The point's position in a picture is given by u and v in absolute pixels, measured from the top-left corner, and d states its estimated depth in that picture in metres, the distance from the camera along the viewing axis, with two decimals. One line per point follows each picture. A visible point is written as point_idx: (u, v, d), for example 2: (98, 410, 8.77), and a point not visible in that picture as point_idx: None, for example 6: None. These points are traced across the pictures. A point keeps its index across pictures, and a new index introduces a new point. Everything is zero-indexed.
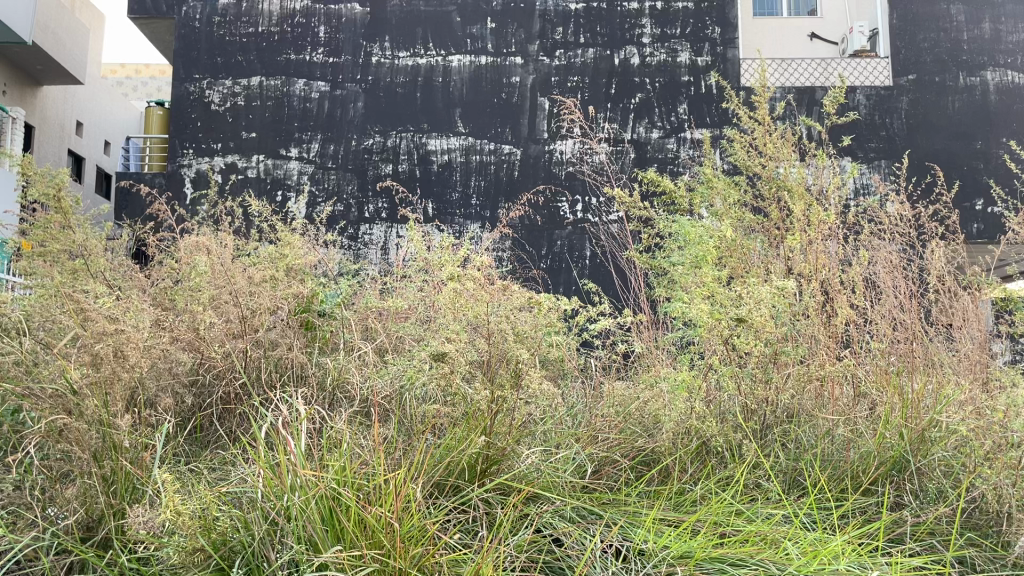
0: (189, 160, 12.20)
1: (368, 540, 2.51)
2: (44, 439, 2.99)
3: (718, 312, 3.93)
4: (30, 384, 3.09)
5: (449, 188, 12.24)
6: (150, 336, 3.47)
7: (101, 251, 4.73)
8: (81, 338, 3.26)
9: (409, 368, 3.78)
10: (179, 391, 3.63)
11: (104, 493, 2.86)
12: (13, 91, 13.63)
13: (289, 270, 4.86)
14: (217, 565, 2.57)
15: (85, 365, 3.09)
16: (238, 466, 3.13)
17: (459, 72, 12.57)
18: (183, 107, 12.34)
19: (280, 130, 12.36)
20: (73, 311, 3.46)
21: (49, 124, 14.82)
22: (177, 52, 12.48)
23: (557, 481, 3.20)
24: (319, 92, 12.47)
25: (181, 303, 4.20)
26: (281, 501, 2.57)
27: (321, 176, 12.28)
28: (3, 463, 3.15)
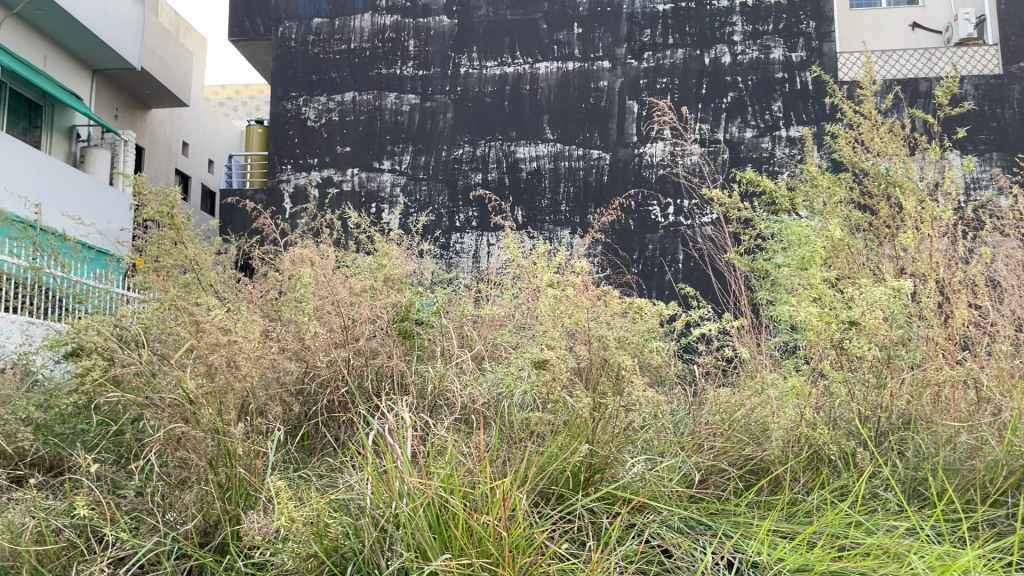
0: (288, 175, 12.63)
1: (476, 548, 2.48)
2: (163, 447, 3.12)
3: (828, 314, 3.77)
4: (150, 395, 3.23)
5: (538, 195, 12.26)
6: (259, 346, 3.57)
7: (210, 265, 4.90)
8: (195, 349, 3.39)
9: (508, 376, 3.78)
10: (286, 399, 3.75)
11: (220, 499, 2.95)
12: (124, 115, 14.35)
13: (388, 280, 4.93)
14: (329, 571, 2.61)
15: (201, 376, 3.21)
16: (345, 473, 3.18)
17: (547, 79, 12.58)
18: (281, 125, 12.79)
19: (373, 143, 12.65)
20: (188, 323, 3.60)
21: (158, 144, 15.54)
22: (275, 71, 12.93)
23: (664, 490, 3.11)
24: (409, 104, 12.69)
25: (286, 313, 4.29)
26: (389, 509, 2.59)
27: (413, 186, 12.49)
28: (126, 470, 3.31)
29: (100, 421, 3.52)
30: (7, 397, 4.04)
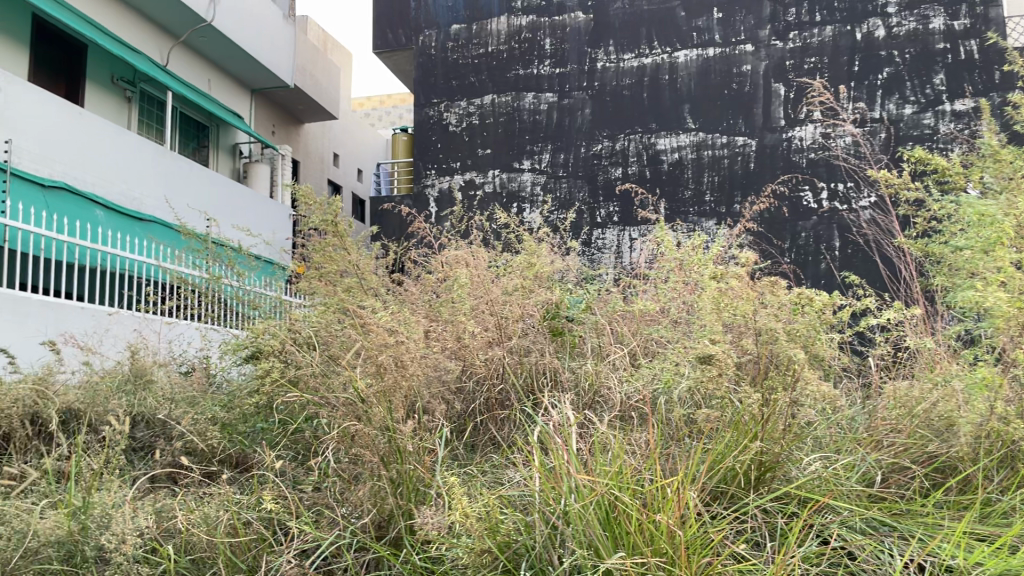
0: (433, 179, 13.00)
1: (651, 547, 2.41)
2: (338, 443, 3.26)
3: (1018, 299, 3.47)
4: (325, 395, 3.39)
5: (681, 186, 12.05)
6: (422, 346, 3.67)
7: (370, 269, 5.09)
8: (364, 351, 3.53)
9: (666, 372, 3.71)
10: (448, 397, 3.84)
11: (392, 494, 3.03)
12: (280, 130, 15.20)
13: (538, 279, 4.95)
14: (504, 567, 2.60)
15: (370, 376, 3.33)
16: (510, 470, 3.21)
17: (686, 67, 12.29)
18: (424, 131, 13.18)
19: (513, 144, 12.81)
20: (356, 327, 3.75)
21: (311, 157, 16.38)
22: (417, 80, 13.32)
23: (843, 489, 2.94)
24: (547, 103, 12.74)
25: (444, 314, 4.39)
26: (559, 506, 2.57)
27: (553, 184, 12.57)
28: (304, 466, 3.49)
29: (280, 420, 3.72)
30: (194, 398, 4.36)
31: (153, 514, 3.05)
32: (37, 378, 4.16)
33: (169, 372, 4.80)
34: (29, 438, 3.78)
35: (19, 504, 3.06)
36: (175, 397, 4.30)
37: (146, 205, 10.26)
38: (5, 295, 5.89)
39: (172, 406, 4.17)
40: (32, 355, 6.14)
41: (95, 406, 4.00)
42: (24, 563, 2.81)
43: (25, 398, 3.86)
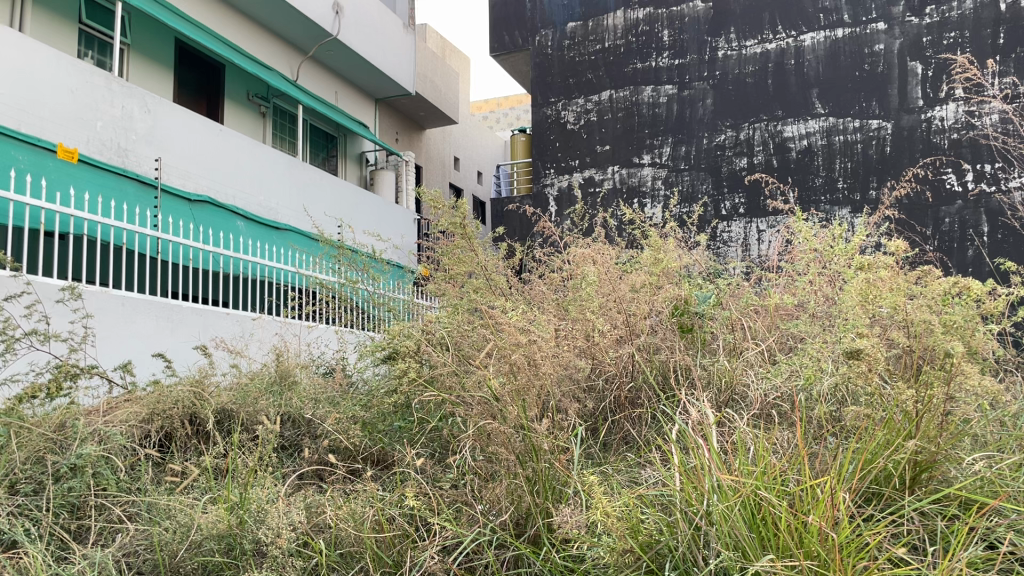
0: (552, 179, 13.05)
1: (802, 549, 2.32)
2: (474, 441, 3.32)
3: None
4: (461, 394, 3.46)
5: (811, 174, 11.61)
6: (554, 345, 3.68)
7: (498, 270, 5.14)
8: (497, 350, 3.57)
9: (807, 367, 3.56)
10: (580, 395, 3.82)
11: (529, 492, 3.04)
12: (403, 137, 15.62)
13: (666, 274, 4.85)
14: (647, 567, 2.55)
15: (504, 375, 3.37)
16: (647, 469, 3.17)
17: (813, 50, 11.79)
18: (543, 131, 13.23)
19: (632, 139, 12.68)
20: (489, 327, 3.80)
21: (433, 161, 16.74)
22: (534, 80, 13.39)
23: (1010, 491, 2.74)
24: (667, 95, 12.53)
25: (573, 311, 4.37)
26: (702, 506, 2.51)
27: (675, 178, 12.37)
28: (442, 463, 3.57)
29: (418, 418, 3.82)
30: (336, 398, 4.54)
31: (304, 510, 3.18)
32: (194, 380, 4.44)
33: (311, 373, 5.02)
34: (189, 436, 4.04)
35: (183, 500, 3.27)
36: (318, 397, 4.50)
37: (282, 215, 10.74)
38: (161, 303, 6.31)
39: (316, 407, 4.36)
40: (187, 359, 6.56)
41: (246, 406, 4.24)
42: (190, 554, 3.00)
43: (185, 399, 4.13)
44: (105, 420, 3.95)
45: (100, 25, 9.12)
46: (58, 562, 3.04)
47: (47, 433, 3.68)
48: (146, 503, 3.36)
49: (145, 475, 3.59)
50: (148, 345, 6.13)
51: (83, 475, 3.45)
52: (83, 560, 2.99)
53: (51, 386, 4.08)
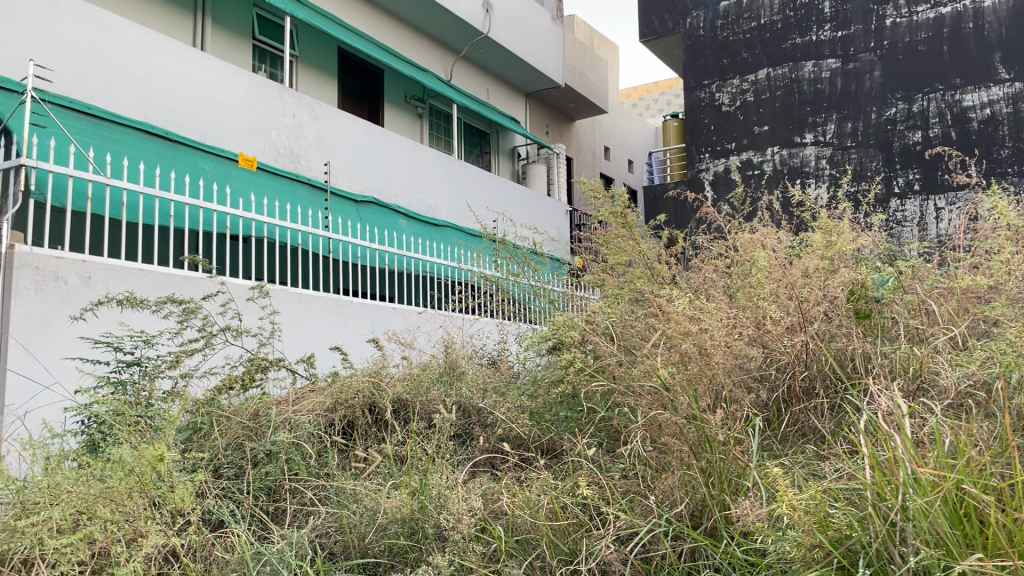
0: (707, 163, 12.68)
1: (1015, 549, 2.13)
2: (646, 431, 3.29)
3: None
4: (631, 384, 3.44)
5: (996, 145, 10.78)
6: (726, 334, 3.59)
7: (660, 259, 5.07)
8: (667, 339, 3.53)
9: (1007, 354, 3.29)
10: (752, 385, 3.70)
11: (705, 484, 2.95)
12: (554, 129, 15.69)
13: (840, 257, 4.63)
14: (839, 563, 2.42)
15: (676, 364, 3.33)
16: (830, 463, 3.04)
17: (994, 12, 10.92)
18: (696, 114, 12.88)
19: (792, 118, 12.15)
20: (657, 315, 3.76)
21: (583, 152, 16.74)
22: (686, 64, 13.07)
23: None
24: (830, 70, 11.92)
25: (741, 299, 4.23)
26: (897, 502, 2.36)
27: (841, 156, 11.77)
28: (614, 453, 3.57)
29: (586, 408, 3.84)
30: (503, 389, 4.63)
31: (481, 497, 3.27)
32: (370, 372, 4.66)
33: (477, 364, 5.15)
34: (369, 424, 4.27)
35: (368, 485, 3.45)
36: (486, 388, 4.61)
37: (441, 212, 11.04)
38: (333, 300, 6.63)
39: (484, 396, 4.47)
40: (360, 352, 6.87)
41: (419, 396, 4.40)
42: (377, 537, 3.15)
43: (364, 390, 4.36)
44: (295, 410, 4.24)
45: (271, 40, 9.72)
46: (260, 541, 3.29)
47: (244, 421, 4.01)
48: (335, 487, 3.56)
49: (332, 461, 3.82)
50: (325, 339, 6.48)
51: (277, 461, 3.74)
52: (281, 540, 3.21)
53: (245, 378, 4.44)
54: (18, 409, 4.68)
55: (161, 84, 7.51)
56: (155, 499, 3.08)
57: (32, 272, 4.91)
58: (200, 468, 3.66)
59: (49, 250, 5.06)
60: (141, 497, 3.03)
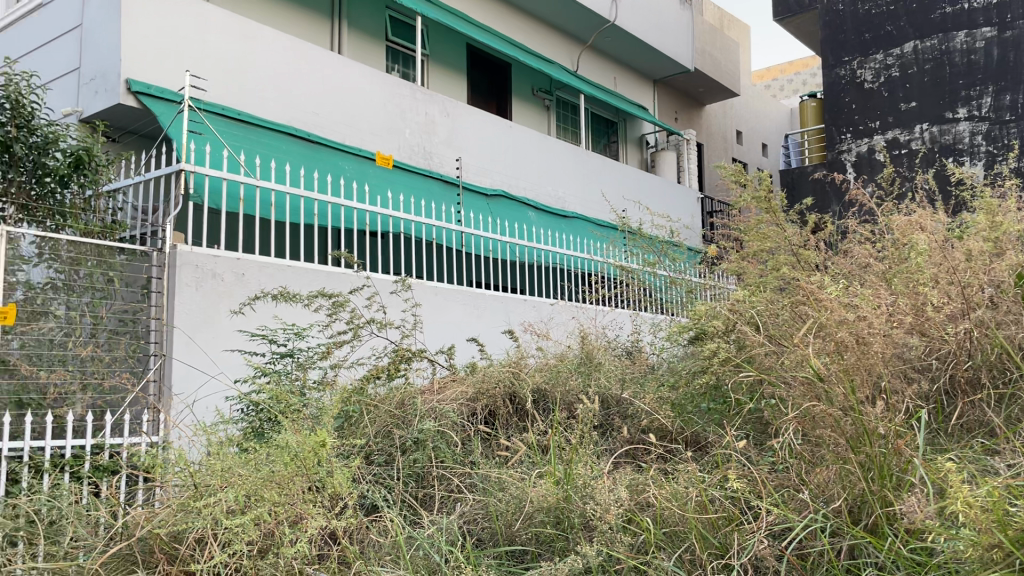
0: (849, 144, 12.13)
1: None
2: (799, 424, 3.18)
3: None
4: (782, 375, 3.34)
5: None
6: (885, 322, 3.41)
7: (806, 244, 4.88)
8: (821, 327, 3.39)
9: None
10: (912, 375, 3.51)
11: (864, 479, 2.81)
12: (683, 115, 15.36)
13: (1007, 239, 4.31)
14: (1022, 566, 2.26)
15: (832, 353, 3.21)
16: (1005, 460, 2.84)
17: None
18: (836, 94, 12.28)
19: (943, 92, 11.43)
20: (809, 302, 3.62)
21: (714, 137, 16.32)
22: (824, 40, 12.44)
23: None
24: (985, 39, 11.12)
25: (898, 284, 4.01)
26: None
27: (999, 131, 10.99)
28: (764, 446, 3.47)
29: (732, 400, 3.75)
30: (643, 379, 4.60)
31: (627, 488, 3.25)
32: (511, 362, 4.73)
33: (613, 355, 5.12)
34: (510, 414, 4.35)
35: (512, 473, 3.50)
36: (625, 378, 4.58)
37: (570, 204, 11.03)
38: (469, 293, 6.75)
39: (625, 387, 4.45)
40: (497, 343, 6.97)
41: (558, 386, 4.44)
42: (525, 525, 3.20)
43: (504, 380, 4.43)
44: (439, 398, 4.36)
45: (404, 40, 9.98)
46: (413, 526, 3.42)
47: (391, 409, 4.16)
48: (481, 475, 3.64)
49: (476, 450, 3.90)
50: (463, 331, 6.62)
51: (424, 449, 3.87)
52: (432, 525, 3.31)
53: (391, 368, 4.62)
54: (187, 397, 5.07)
55: (303, 88, 7.85)
56: (316, 483, 3.27)
57: (193, 270, 5.26)
58: (354, 454, 3.84)
59: (208, 250, 5.40)
60: (304, 480, 3.22)
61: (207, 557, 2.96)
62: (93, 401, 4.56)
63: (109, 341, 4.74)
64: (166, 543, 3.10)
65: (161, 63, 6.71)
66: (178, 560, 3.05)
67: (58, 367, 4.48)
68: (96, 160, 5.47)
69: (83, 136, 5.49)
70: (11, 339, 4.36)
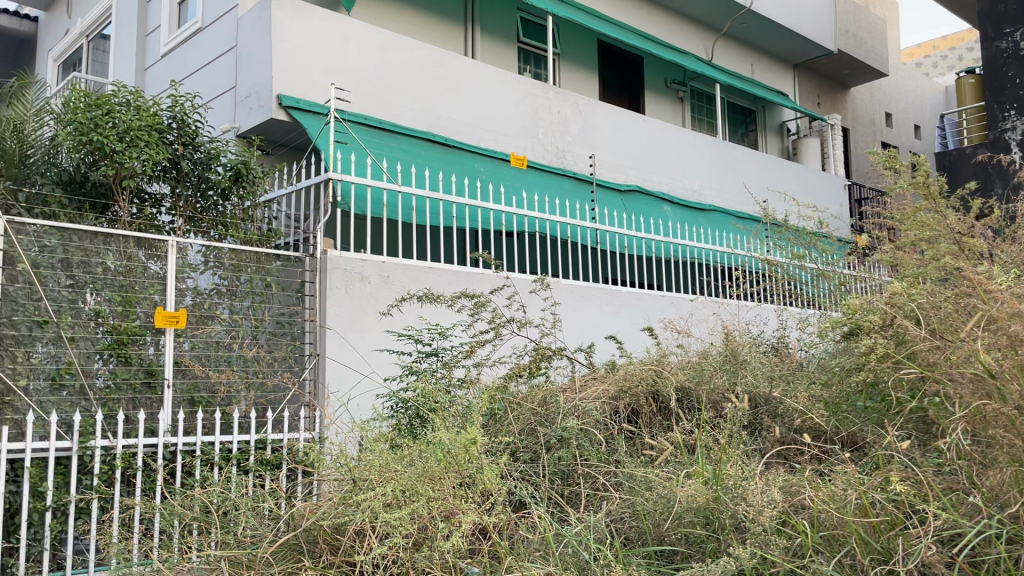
0: (1014, 122, 11.20)
1: None
2: (970, 423, 3.00)
3: None
4: (947, 370, 3.16)
5: None
6: None
7: (970, 232, 4.57)
8: (990, 318, 3.18)
9: None
10: None
11: None
12: (826, 99, 14.70)
13: None
14: None
15: (1003, 348, 2.99)
16: None
17: None
18: (997, 68, 11.39)
19: None
20: (977, 293, 3.39)
21: (861, 120, 15.52)
22: (982, 13, 11.58)
23: None
24: None
25: None
26: None
27: None
28: (929, 449, 3.29)
29: (891, 399, 3.58)
30: (793, 377, 4.46)
31: (781, 490, 3.16)
32: (655, 360, 4.69)
33: (759, 352, 4.98)
34: (654, 412, 4.32)
35: (659, 472, 3.46)
36: (773, 376, 4.46)
37: (708, 197, 10.78)
38: (607, 291, 6.72)
39: (776, 386, 4.32)
40: (637, 341, 6.91)
41: (702, 384, 4.36)
42: (674, 525, 3.16)
43: (649, 378, 4.40)
44: (582, 396, 4.37)
45: (535, 40, 10.07)
46: (560, 523, 3.47)
47: (534, 407, 4.22)
48: (626, 473, 3.63)
49: (620, 448, 3.90)
50: (602, 329, 6.61)
51: (569, 446, 3.89)
52: (580, 523, 3.34)
53: (532, 366, 4.69)
54: (343, 395, 5.33)
55: (439, 94, 8.06)
56: (467, 479, 3.40)
57: (343, 274, 5.48)
58: (500, 452, 3.93)
59: (355, 253, 5.61)
60: (456, 476, 3.36)
61: (366, 547, 3.09)
62: (257, 399, 4.91)
63: (269, 342, 5.05)
64: (329, 534, 3.26)
65: (308, 77, 7.06)
66: (340, 550, 3.21)
67: (224, 367, 4.82)
68: (254, 172, 5.77)
69: (241, 150, 5.78)
70: (184, 340, 4.72)
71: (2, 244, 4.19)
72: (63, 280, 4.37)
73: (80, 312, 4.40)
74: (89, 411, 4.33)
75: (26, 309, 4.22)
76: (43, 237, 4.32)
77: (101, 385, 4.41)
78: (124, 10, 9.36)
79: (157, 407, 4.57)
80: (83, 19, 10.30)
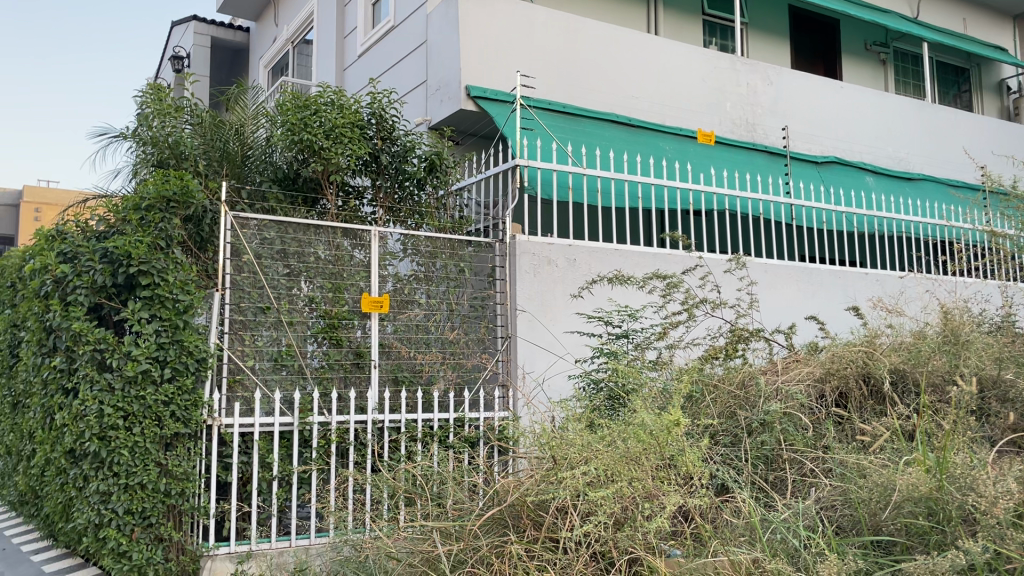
0: None
1: None
2: None
3: None
4: None
5: None
6: None
7: None
8: None
9: None
10: None
11: None
12: None
13: None
14: None
15: None
16: None
17: None
18: None
19: None
20: None
21: None
22: None
23: None
24: None
25: None
26: None
27: None
28: None
29: None
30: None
31: (1016, 479, 2.89)
32: (864, 340, 4.43)
33: (982, 332, 4.57)
34: (864, 396, 4.09)
35: (874, 459, 3.29)
36: (1001, 358, 4.09)
37: (914, 166, 9.97)
38: (804, 269, 6.40)
39: (1006, 369, 3.97)
40: (839, 321, 6.54)
41: (920, 367, 4.08)
42: (892, 515, 2.98)
43: (858, 360, 4.17)
44: (784, 379, 4.22)
45: (721, 11, 9.75)
46: (766, 508, 3.38)
47: (733, 390, 4.13)
48: (837, 459, 3.48)
49: (829, 433, 3.75)
50: (800, 310, 6.32)
51: (773, 431, 3.78)
52: (788, 509, 3.25)
53: (728, 349, 4.58)
54: (538, 375, 5.45)
55: (622, 75, 7.99)
56: (668, 461, 3.40)
57: (532, 259, 5.53)
58: (700, 435, 3.88)
59: (543, 238, 5.65)
60: (655, 456, 3.37)
61: (569, 525, 3.16)
62: (455, 379, 5.13)
63: (464, 324, 5.26)
64: (532, 510, 3.34)
65: (495, 66, 7.23)
66: (542, 526, 3.29)
67: (426, 349, 5.07)
68: (447, 163, 6.04)
69: (435, 141, 6.02)
70: (388, 324, 5.00)
71: (230, 237, 4.64)
72: (282, 269, 4.76)
73: (296, 299, 4.77)
74: (307, 389, 4.70)
75: (252, 296, 4.65)
76: (264, 230, 4.73)
77: (316, 365, 4.77)
78: (324, 15, 9.98)
79: (366, 386, 4.88)
80: (289, 26, 11.06)
